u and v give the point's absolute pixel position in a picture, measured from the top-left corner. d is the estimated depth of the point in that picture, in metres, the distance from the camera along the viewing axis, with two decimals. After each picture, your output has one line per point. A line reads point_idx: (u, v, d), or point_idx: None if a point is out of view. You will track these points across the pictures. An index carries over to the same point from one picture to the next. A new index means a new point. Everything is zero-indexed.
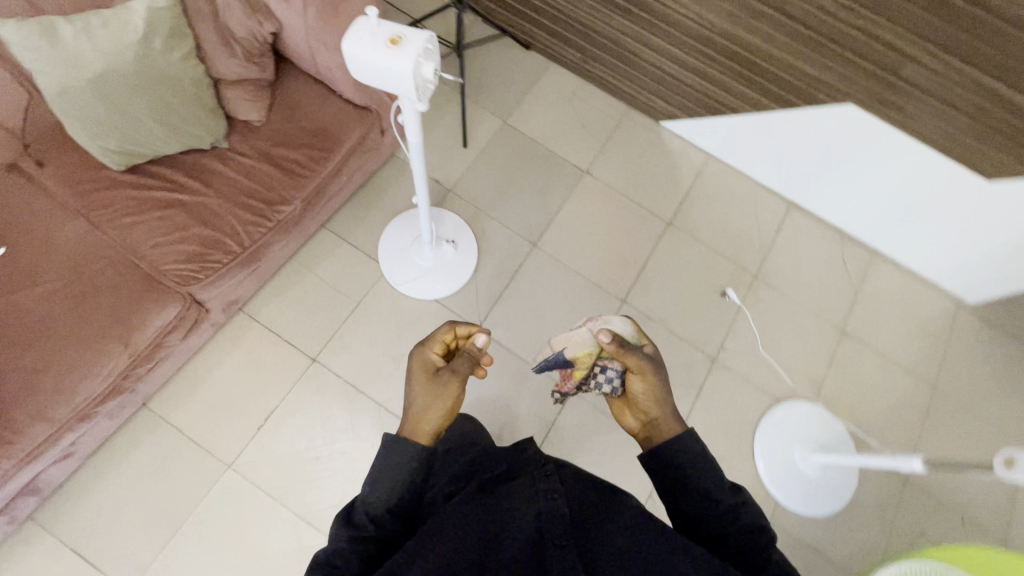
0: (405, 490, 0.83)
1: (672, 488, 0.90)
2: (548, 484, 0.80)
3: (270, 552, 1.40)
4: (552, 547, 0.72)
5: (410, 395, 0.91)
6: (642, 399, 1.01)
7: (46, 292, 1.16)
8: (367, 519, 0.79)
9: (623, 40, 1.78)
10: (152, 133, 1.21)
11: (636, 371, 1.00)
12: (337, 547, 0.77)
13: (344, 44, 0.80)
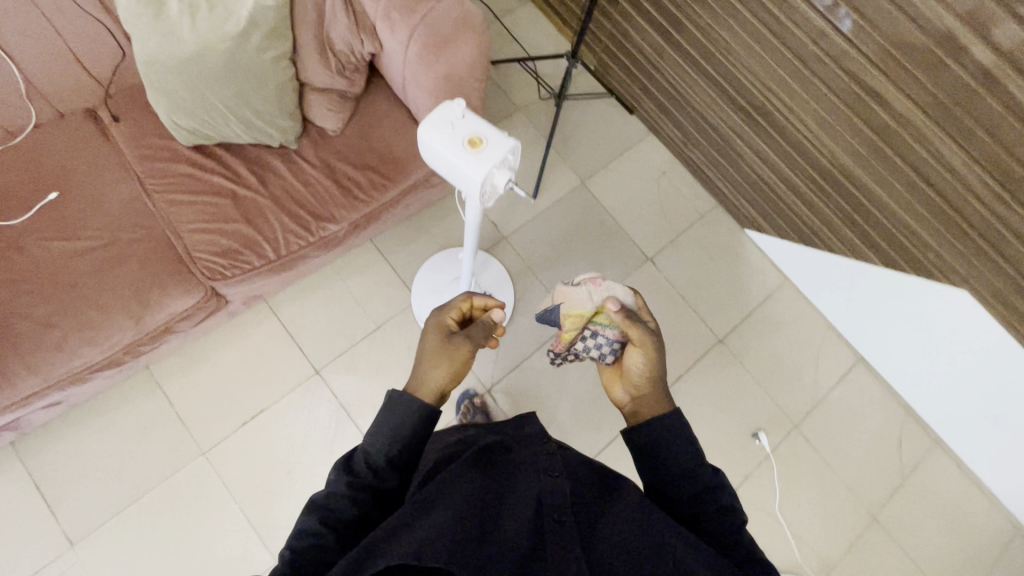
0: (411, 442, 0.78)
1: (649, 463, 0.81)
2: (547, 465, 0.78)
3: (213, 553, 1.37)
4: (549, 522, 0.69)
5: (425, 348, 0.91)
6: (638, 370, 0.92)
7: (79, 248, 1.15)
8: (368, 468, 0.75)
9: (732, 139, 1.63)
10: (225, 121, 1.18)
11: (636, 343, 0.92)
12: (333, 492, 0.72)
13: (421, 129, 0.73)
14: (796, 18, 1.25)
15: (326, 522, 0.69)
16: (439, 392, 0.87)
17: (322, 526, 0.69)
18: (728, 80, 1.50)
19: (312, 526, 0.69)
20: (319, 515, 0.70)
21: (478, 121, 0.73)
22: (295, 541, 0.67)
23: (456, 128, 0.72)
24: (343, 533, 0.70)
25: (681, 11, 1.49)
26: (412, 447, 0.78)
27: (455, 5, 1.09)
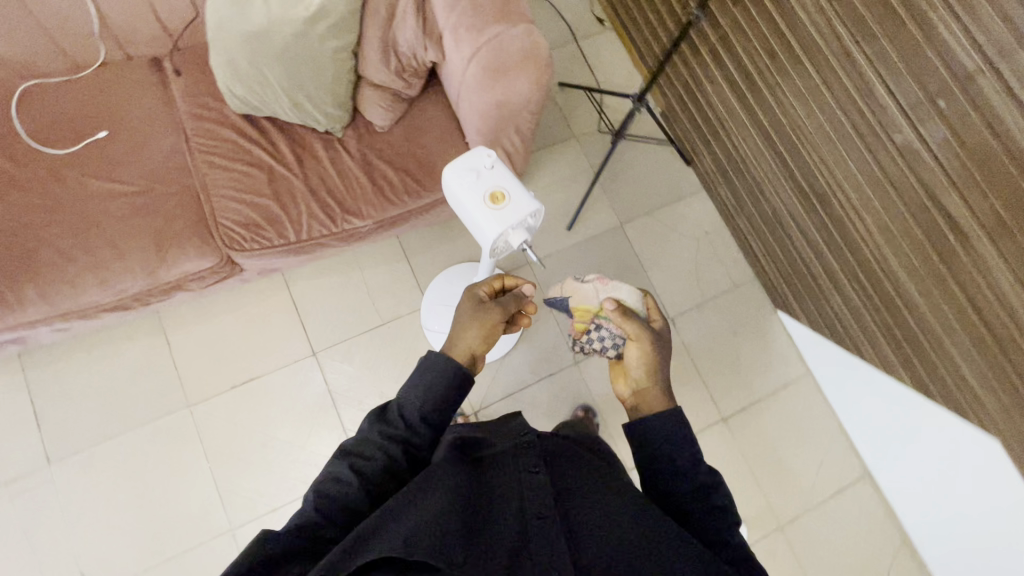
0: (440, 400, 0.82)
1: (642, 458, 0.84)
2: (530, 461, 0.77)
3: (174, 505, 1.40)
4: (536, 519, 0.67)
5: (459, 316, 0.94)
6: (635, 363, 0.95)
7: (114, 191, 1.18)
8: (401, 420, 0.78)
9: (784, 218, 1.55)
10: (276, 98, 1.19)
11: (633, 339, 0.96)
12: (366, 439, 0.76)
13: (448, 175, 0.74)
14: (879, 112, 1.16)
15: (354, 469, 0.72)
16: (471, 354, 0.91)
17: (350, 473, 0.71)
18: (794, 158, 1.42)
19: (340, 474, 0.71)
20: (348, 462, 0.73)
21: (502, 175, 0.73)
22: (318, 492, 0.69)
23: (481, 179, 0.72)
24: (371, 480, 0.72)
25: (760, 77, 1.41)
26: (440, 407, 0.82)
27: (523, 34, 1.05)
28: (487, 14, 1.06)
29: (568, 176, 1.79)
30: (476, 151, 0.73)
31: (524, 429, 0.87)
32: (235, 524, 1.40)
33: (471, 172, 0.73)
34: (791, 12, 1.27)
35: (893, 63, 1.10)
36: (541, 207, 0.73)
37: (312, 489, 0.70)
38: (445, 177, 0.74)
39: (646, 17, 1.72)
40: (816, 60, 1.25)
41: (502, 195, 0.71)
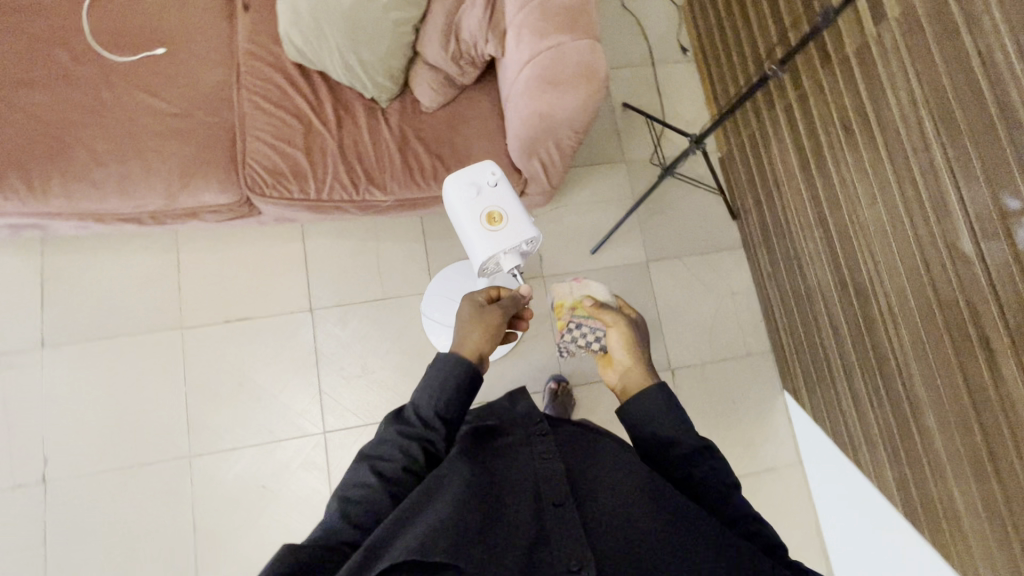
0: (457, 397, 0.80)
1: (640, 431, 0.85)
2: (545, 449, 0.77)
3: (145, 418, 1.43)
4: (549, 507, 0.69)
5: (459, 323, 0.88)
6: (622, 351, 0.96)
7: (158, 110, 1.20)
8: (419, 419, 0.77)
9: (817, 300, 1.46)
10: (330, 55, 1.18)
11: (613, 326, 1.00)
12: (383, 441, 0.75)
13: (452, 191, 0.87)
14: (945, 218, 1.06)
15: (375, 471, 0.72)
16: (481, 354, 0.85)
17: (370, 475, 0.71)
18: (842, 241, 1.33)
19: (363, 478, 0.71)
20: (369, 466, 0.73)
21: (497, 193, 0.87)
22: (342, 499, 0.70)
23: (483, 194, 0.87)
24: (394, 482, 0.71)
25: (829, 149, 1.31)
26: (456, 404, 0.80)
27: (585, 49, 1.01)
28: (555, 20, 1.02)
29: (607, 199, 1.74)
30: (480, 165, 0.88)
31: (533, 416, 0.83)
32: (195, 452, 1.43)
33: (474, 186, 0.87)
34: (877, 87, 1.15)
35: (973, 171, 1.00)
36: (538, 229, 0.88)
37: (336, 494, 0.72)
38: (447, 189, 0.87)
39: (728, 58, 1.63)
40: (892, 147, 1.14)
41: (501, 213, 0.86)
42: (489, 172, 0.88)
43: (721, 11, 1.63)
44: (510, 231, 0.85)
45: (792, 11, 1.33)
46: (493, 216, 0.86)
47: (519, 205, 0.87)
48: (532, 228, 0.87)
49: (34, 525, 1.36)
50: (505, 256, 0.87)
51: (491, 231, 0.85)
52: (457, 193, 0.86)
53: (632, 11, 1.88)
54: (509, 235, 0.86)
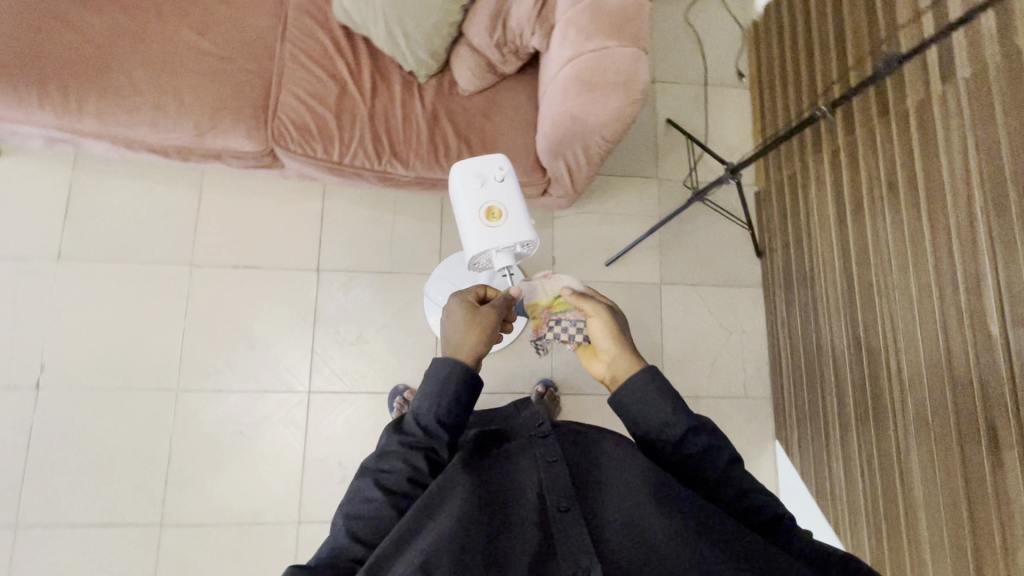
0: (459, 400, 0.73)
1: (634, 419, 0.73)
2: (550, 455, 0.69)
3: (142, 345, 1.47)
4: (556, 513, 0.62)
5: (449, 327, 0.79)
6: (605, 339, 0.81)
7: (204, 51, 1.22)
8: (419, 427, 0.70)
9: (826, 356, 1.41)
10: (376, 23, 1.17)
11: (594, 312, 0.83)
12: (384, 452, 0.69)
13: (458, 182, 0.95)
14: (977, 296, 1.00)
15: (379, 486, 0.66)
16: (479, 356, 0.76)
17: (374, 490, 0.66)
18: (865, 300, 1.27)
19: (368, 494, 0.66)
20: (372, 479, 0.67)
21: (496, 188, 0.94)
22: (348, 517, 0.65)
23: (489, 186, 0.94)
24: (400, 496, 0.66)
25: (869, 203, 1.25)
26: (459, 408, 0.73)
27: (628, 57, 0.99)
28: (603, 22, 1.00)
29: (632, 213, 1.70)
30: (490, 159, 0.95)
31: (537, 419, 0.76)
32: (183, 387, 1.46)
33: (481, 178, 0.94)
34: (931, 145, 1.08)
35: (1016, 253, 0.93)
36: (536, 232, 0.94)
37: (341, 513, 0.66)
38: (455, 176, 0.95)
39: (783, 91, 1.57)
40: (935, 212, 1.08)
41: (502, 209, 0.93)
42: (497, 166, 0.95)
43: (785, 41, 1.57)
44: (506, 228, 0.92)
45: (858, 53, 1.26)
46: (493, 210, 0.93)
47: (520, 205, 0.94)
48: (529, 230, 0.93)
49: (20, 427, 1.40)
50: (498, 252, 0.93)
51: (488, 224, 0.92)
52: (464, 182, 0.94)
53: (695, 27, 1.82)
54: (505, 232, 0.92)
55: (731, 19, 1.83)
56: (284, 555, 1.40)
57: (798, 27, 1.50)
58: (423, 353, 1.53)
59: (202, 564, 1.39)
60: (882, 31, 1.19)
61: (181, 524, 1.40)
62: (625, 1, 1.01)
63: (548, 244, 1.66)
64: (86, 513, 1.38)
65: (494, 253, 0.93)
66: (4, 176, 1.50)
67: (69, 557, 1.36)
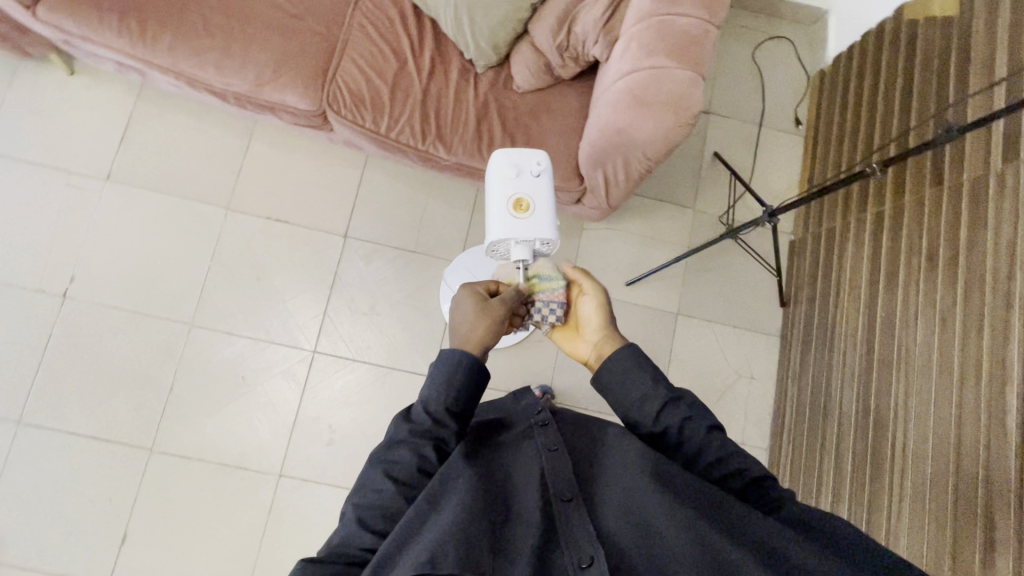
0: (467, 390, 0.72)
1: (612, 396, 0.75)
2: (551, 445, 0.69)
3: (167, 275, 1.52)
4: (559, 503, 0.63)
5: (458, 317, 0.79)
6: (592, 319, 0.84)
7: (278, 7, 1.27)
8: (427, 416, 0.70)
9: (832, 419, 1.38)
10: (445, 7, 1.20)
11: (587, 291, 0.85)
12: (393, 441, 0.69)
13: (495, 169, 0.97)
14: (1000, 383, 0.95)
15: (389, 476, 0.66)
16: (483, 348, 0.77)
17: (384, 481, 0.66)
18: (883, 367, 1.24)
19: (378, 484, 0.66)
20: (382, 470, 0.67)
21: (529, 181, 0.96)
22: (356, 509, 0.64)
23: (522, 177, 0.96)
24: (409, 486, 0.66)
25: (905, 270, 1.22)
26: (468, 396, 0.72)
27: (686, 80, 0.99)
28: (667, 41, 1.00)
29: (661, 238, 1.69)
30: (530, 154, 0.98)
31: (536, 406, 0.75)
32: (196, 323, 1.51)
33: (517, 169, 0.96)
34: (978, 220, 1.04)
35: None
36: (558, 233, 0.94)
37: (351, 502, 0.66)
38: (494, 162, 0.98)
39: (838, 144, 1.55)
40: (970, 290, 1.04)
41: (530, 203, 0.94)
42: (535, 160, 0.97)
43: (849, 94, 1.54)
44: (531, 221, 0.93)
45: (921, 118, 1.23)
46: (522, 203, 0.94)
47: (549, 203, 0.95)
48: (552, 230, 0.93)
49: (41, 332, 1.47)
50: (517, 244, 0.93)
51: (514, 215, 0.93)
52: (500, 169, 0.96)
53: (760, 65, 1.80)
54: (528, 226, 0.93)
55: (799, 64, 1.81)
56: (260, 503, 1.43)
57: (865, 82, 1.47)
58: (431, 335, 1.54)
59: (182, 495, 1.42)
60: (950, 98, 1.16)
61: (170, 454, 1.44)
62: (693, 24, 1.01)
63: (573, 253, 1.66)
64: (84, 424, 1.44)
65: (513, 244, 0.92)
66: (73, 93, 1.57)
67: (60, 463, 1.41)
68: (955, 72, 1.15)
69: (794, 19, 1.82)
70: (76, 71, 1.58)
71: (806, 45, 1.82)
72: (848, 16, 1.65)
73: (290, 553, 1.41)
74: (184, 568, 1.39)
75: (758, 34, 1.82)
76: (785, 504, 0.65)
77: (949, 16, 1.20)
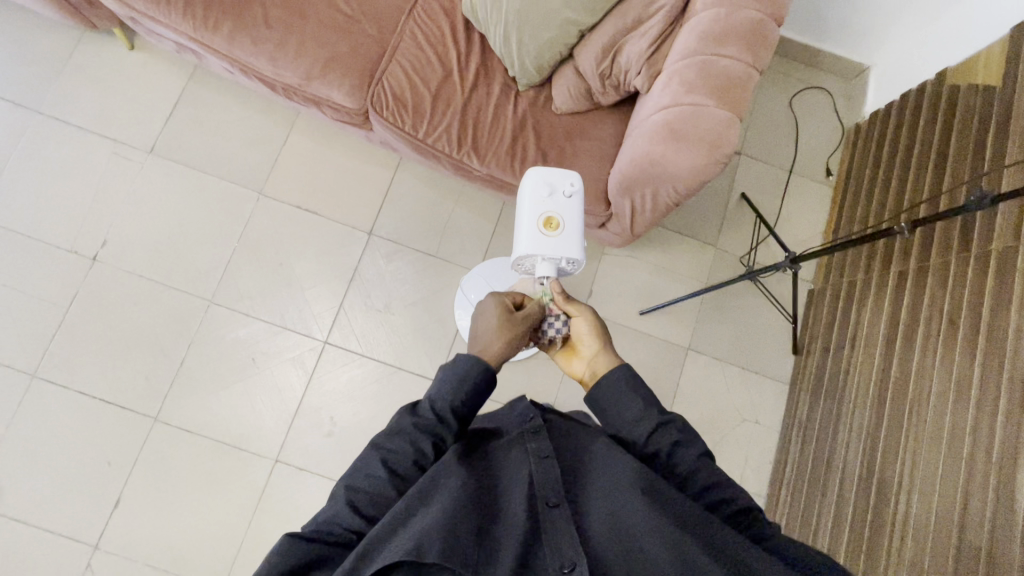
0: (473, 394, 0.73)
1: (606, 418, 0.78)
2: (541, 450, 0.70)
3: (194, 251, 1.56)
4: (546, 509, 0.64)
5: (481, 327, 0.81)
6: (587, 339, 0.86)
7: (335, 6, 1.32)
8: (433, 412, 0.71)
9: (835, 475, 1.37)
10: (494, 25, 1.23)
11: (582, 314, 0.87)
12: (395, 431, 0.69)
13: (528, 188, 0.99)
14: (1012, 458, 0.93)
15: (385, 465, 0.67)
16: (501, 359, 0.78)
17: (380, 468, 0.66)
18: (894, 428, 1.22)
19: (373, 471, 0.66)
20: (379, 456, 0.67)
21: (560, 202, 0.97)
22: (348, 490, 0.65)
23: (554, 198, 0.97)
24: (403, 477, 0.67)
25: (924, 333, 1.20)
26: (474, 401, 0.74)
27: (723, 120, 1.01)
28: (709, 81, 1.03)
29: (680, 272, 1.69)
30: (564, 174, 0.99)
31: (527, 411, 0.76)
32: (215, 301, 1.54)
33: (550, 188, 0.98)
34: (1004, 289, 1.03)
35: None
36: (584, 254, 0.96)
37: (343, 483, 0.66)
38: (527, 182, 0.99)
39: (867, 199, 1.55)
40: (989, 360, 1.03)
41: (560, 223, 0.96)
42: (568, 182, 0.99)
43: (882, 153, 1.55)
44: (562, 239, 0.95)
45: (955, 182, 1.23)
46: (552, 221, 0.96)
47: (578, 225, 0.97)
48: (579, 250, 0.95)
49: (67, 290, 1.51)
50: (543, 260, 0.94)
51: (543, 232, 0.95)
52: (533, 188, 0.98)
53: (796, 113, 1.82)
54: (556, 244, 0.95)
55: (835, 116, 1.82)
56: (253, 486, 1.44)
57: (900, 142, 1.48)
58: (441, 340, 1.56)
59: (178, 467, 1.44)
60: (985, 166, 1.16)
61: (172, 425, 1.46)
62: (736, 67, 1.04)
63: (590, 277, 1.67)
64: (95, 385, 1.47)
65: (540, 260, 0.94)
66: (130, 67, 1.64)
67: (67, 420, 1.44)
68: (993, 141, 1.15)
69: (835, 72, 1.83)
70: (135, 47, 1.65)
71: (844, 99, 1.83)
72: (890, 75, 1.66)
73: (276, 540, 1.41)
74: (170, 540, 1.40)
75: (798, 82, 1.83)
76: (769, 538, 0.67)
77: (992, 86, 1.20)
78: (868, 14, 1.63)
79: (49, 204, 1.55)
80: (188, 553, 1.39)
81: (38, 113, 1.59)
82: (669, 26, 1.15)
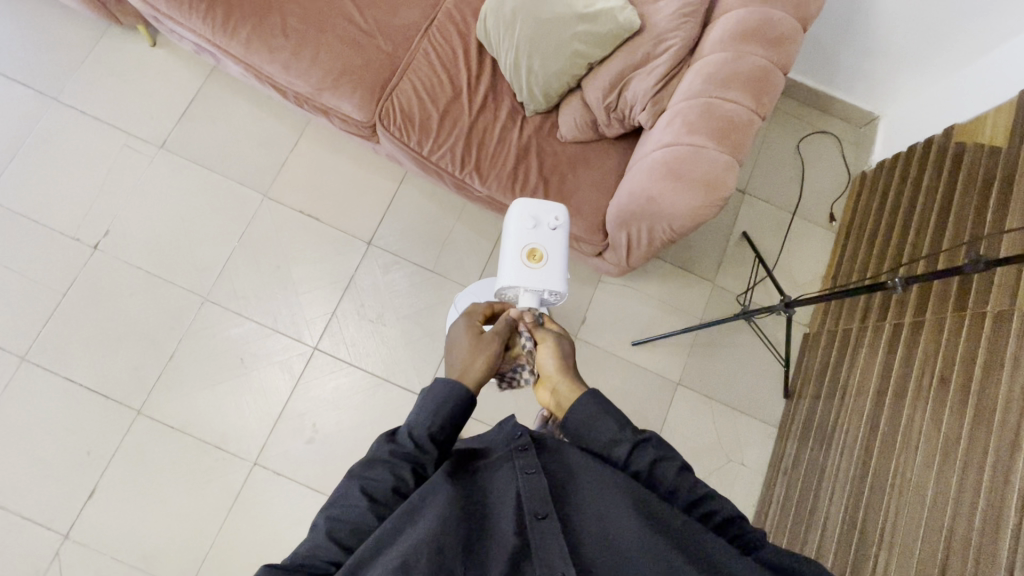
0: (454, 417, 0.72)
1: (582, 439, 0.75)
2: (528, 466, 0.69)
3: (194, 246, 1.57)
4: (533, 521, 0.64)
5: (453, 353, 0.80)
6: (551, 367, 0.82)
7: (351, 19, 1.34)
8: (411, 440, 0.69)
9: (816, 527, 1.34)
10: (505, 52, 1.25)
11: (548, 340, 0.84)
12: (373, 459, 0.68)
13: (512, 218, 0.99)
14: (994, 526, 0.91)
15: (365, 493, 0.65)
16: (480, 384, 0.78)
17: (360, 497, 0.65)
18: (879, 483, 1.20)
19: (354, 499, 0.65)
20: (358, 485, 0.66)
21: (543, 235, 0.98)
22: (329, 520, 0.64)
23: (539, 230, 0.98)
24: (383, 504, 0.66)
25: (914, 389, 1.19)
26: (453, 424, 0.72)
27: (722, 163, 1.02)
28: (711, 124, 1.04)
29: (675, 305, 1.69)
30: (549, 206, 1.00)
31: (516, 428, 0.74)
32: (210, 298, 1.55)
33: (535, 221, 0.98)
34: (997, 353, 1.01)
35: None
36: (566, 285, 0.97)
37: (323, 512, 0.65)
38: (512, 213, 0.99)
39: (867, 248, 1.54)
40: (977, 422, 1.01)
41: (544, 255, 0.96)
42: (553, 215, 1.00)
43: (887, 201, 1.54)
44: (543, 271, 0.95)
45: (955, 240, 1.23)
46: (536, 253, 0.96)
47: (561, 256, 0.98)
48: (561, 282, 0.96)
49: (64, 277, 1.52)
50: (526, 291, 0.95)
51: (527, 264, 0.95)
52: (519, 220, 0.98)
53: (803, 156, 1.82)
54: (540, 276, 0.95)
55: (843, 161, 1.82)
56: (228, 488, 1.43)
57: (904, 193, 1.48)
58: (430, 356, 1.56)
59: (156, 463, 1.44)
60: (986, 227, 1.15)
61: (156, 420, 1.46)
62: (739, 111, 1.05)
63: (585, 303, 1.67)
64: (82, 373, 1.47)
65: (523, 291, 0.95)
66: (149, 63, 1.67)
67: (51, 406, 1.45)
68: (995, 202, 1.14)
69: (845, 118, 1.84)
70: (157, 44, 1.69)
71: (852, 145, 1.83)
72: (900, 126, 1.67)
73: (245, 544, 1.40)
74: (140, 536, 1.39)
75: (806, 126, 1.84)
76: (760, 548, 0.67)
77: (998, 147, 1.20)
78: (879, 66, 1.64)
79: (56, 190, 1.57)
80: (157, 551, 1.38)
81: (56, 101, 1.62)
82: (677, 65, 1.16)
